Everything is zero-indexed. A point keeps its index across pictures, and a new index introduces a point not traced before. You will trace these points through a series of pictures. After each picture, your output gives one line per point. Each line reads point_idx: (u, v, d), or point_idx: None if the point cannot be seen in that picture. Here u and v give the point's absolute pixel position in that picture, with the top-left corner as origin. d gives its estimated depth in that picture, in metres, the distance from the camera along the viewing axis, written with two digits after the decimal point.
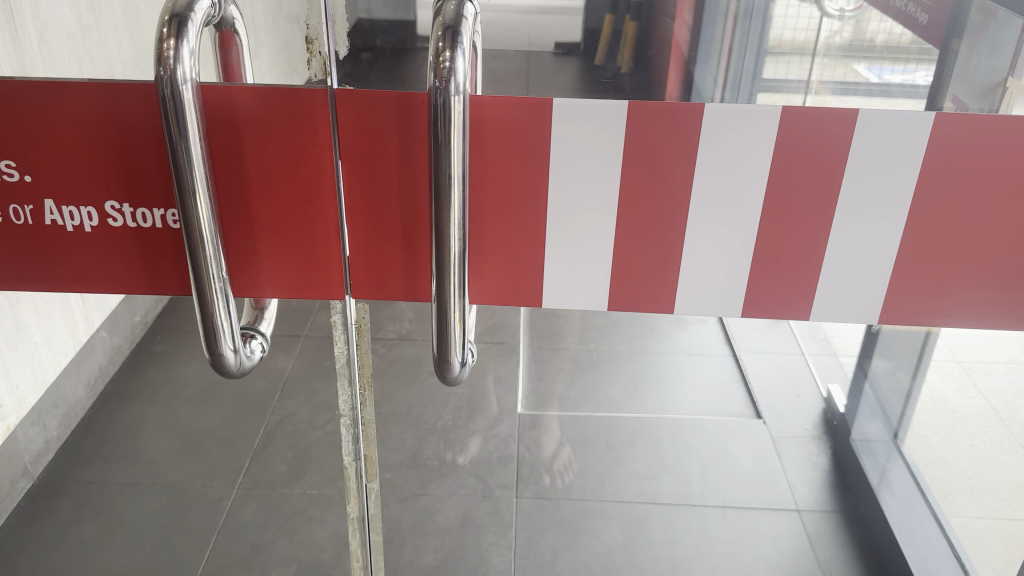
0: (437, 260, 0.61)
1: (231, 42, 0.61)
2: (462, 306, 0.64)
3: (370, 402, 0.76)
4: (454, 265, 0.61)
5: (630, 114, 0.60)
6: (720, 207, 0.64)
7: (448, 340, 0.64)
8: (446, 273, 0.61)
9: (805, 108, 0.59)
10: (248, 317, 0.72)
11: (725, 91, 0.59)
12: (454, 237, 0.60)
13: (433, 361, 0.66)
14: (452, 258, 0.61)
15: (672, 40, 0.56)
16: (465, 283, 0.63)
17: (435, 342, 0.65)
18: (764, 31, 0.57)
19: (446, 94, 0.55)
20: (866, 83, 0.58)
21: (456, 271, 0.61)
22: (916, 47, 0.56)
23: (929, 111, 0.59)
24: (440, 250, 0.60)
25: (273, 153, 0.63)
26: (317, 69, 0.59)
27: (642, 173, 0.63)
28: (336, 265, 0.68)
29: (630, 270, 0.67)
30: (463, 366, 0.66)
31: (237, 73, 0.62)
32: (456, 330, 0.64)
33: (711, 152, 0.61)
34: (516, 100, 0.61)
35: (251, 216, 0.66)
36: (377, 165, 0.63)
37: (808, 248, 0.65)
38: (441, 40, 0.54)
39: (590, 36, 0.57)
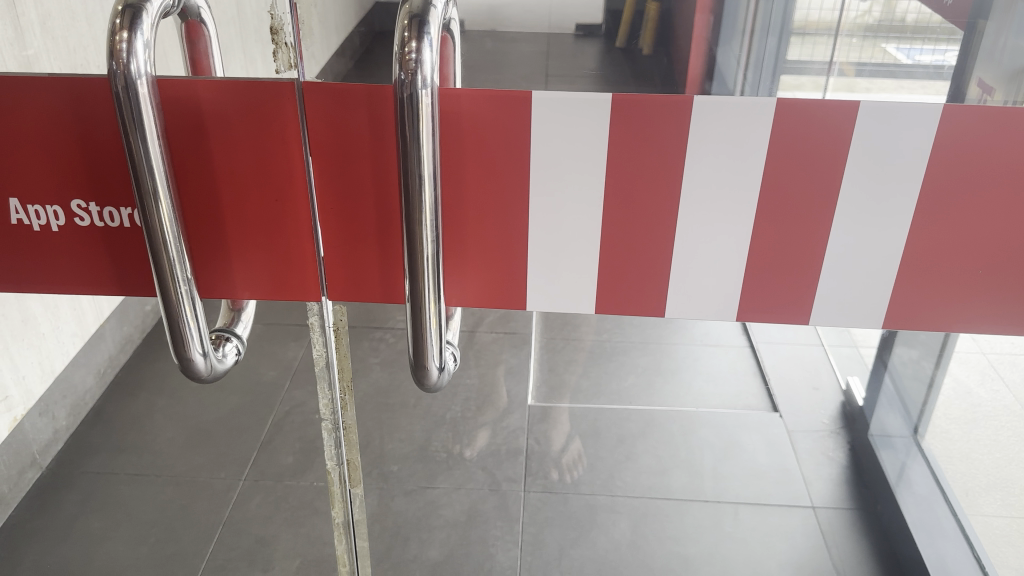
0: (410, 263, 0.58)
1: (199, 33, 0.58)
2: (440, 311, 0.61)
3: (351, 408, 0.73)
4: (428, 268, 0.58)
5: (615, 108, 0.57)
6: (710, 209, 0.60)
7: (423, 345, 0.61)
8: (419, 276, 0.58)
9: (810, 102, 0.55)
10: (225, 319, 0.69)
11: (746, 78, 0.54)
12: (427, 239, 0.57)
13: (410, 367, 0.63)
14: (426, 262, 0.58)
15: (693, 28, 0.51)
16: (441, 286, 0.60)
17: (412, 348, 0.62)
18: (788, 8, 0.50)
19: (413, 89, 0.51)
20: (895, 65, 0.52)
21: (432, 275, 0.58)
22: (945, 28, 0.51)
23: (951, 101, 0.54)
24: (411, 254, 0.57)
25: (242, 151, 0.60)
26: (285, 60, 0.56)
27: (630, 171, 0.59)
28: (311, 264, 0.65)
29: (618, 273, 0.64)
30: (443, 372, 0.63)
31: (205, 65, 0.59)
32: (433, 336, 0.61)
33: (704, 149, 0.58)
34: (496, 94, 0.57)
35: (221, 214, 0.63)
36: (350, 162, 0.60)
37: (805, 249, 0.62)
38: (406, 30, 0.51)
39: (612, 18, 0.53)
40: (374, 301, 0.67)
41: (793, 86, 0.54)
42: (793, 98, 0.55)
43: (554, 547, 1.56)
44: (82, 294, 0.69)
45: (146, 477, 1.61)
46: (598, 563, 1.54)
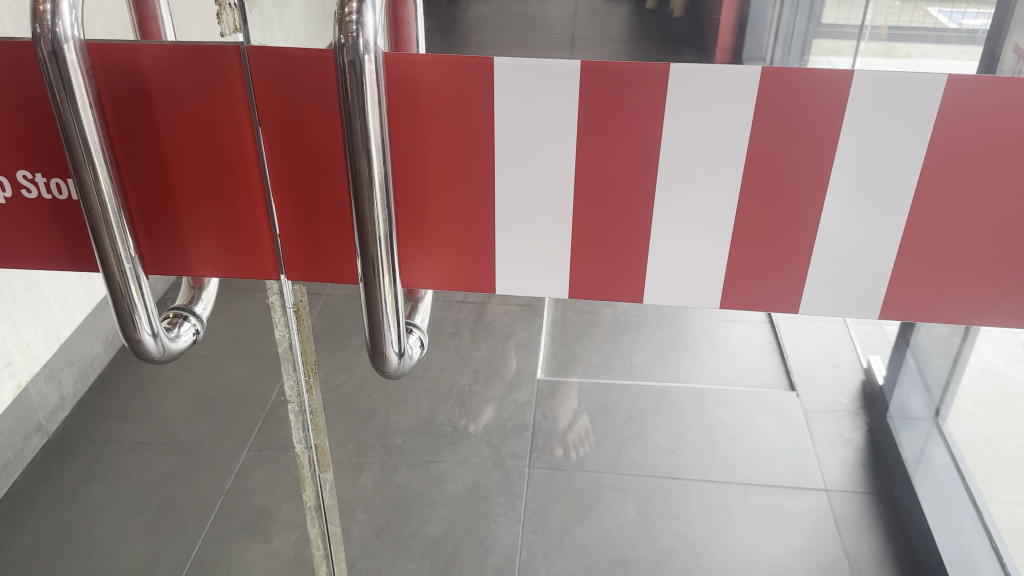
0: (362, 245, 0.54)
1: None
2: (397, 296, 0.57)
3: (316, 391, 0.70)
4: (383, 251, 0.54)
5: (584, 76, 0.52)
6: (686, 186, 0.56)
7: (379, 333, 0.58)
8: (372, 261, 0.54)
9: (828, 70, 0.50)
10: (184, 297, 0.66)
11: (779, 38, 0.51)
12: (378, 220, 0.53)
13: (367, 353, 0.59)
14: (379, 243, 0.54)
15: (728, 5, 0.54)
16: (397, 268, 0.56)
17: (368, 334, 0.58)
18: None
19: (354, 54, 0.47)
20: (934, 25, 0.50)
21: (387, 259, 0.54)
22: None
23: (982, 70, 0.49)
24: (363, 236, 0.54)
25: (189, 121, 0.56)
26: (235, 22, 0.52)
27: (604, 146, 0.55)
28: (267, 242, 0.62)
29: (595, 255, 0.60)
30: (404, 359, 0.60)
31: (154, 28, 0.56)
32: (390, 322, 0.57)
33: (683, 123, 0.53)
34: (458, 61, 0.52)
35: (172, 187, 0.60)
36: (301, 133, 0.56)
37: (797, 227, 0.56)
38: None
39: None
40: (335, 281, 0.64)
41: (829, 52, 0.51)
42: (830, 65, 0.50)
43: (556, 525, 1.43)
44: (37, 268, 0.66)
45: (151, 446, 1.61)
46: (599, 544, 1.41)
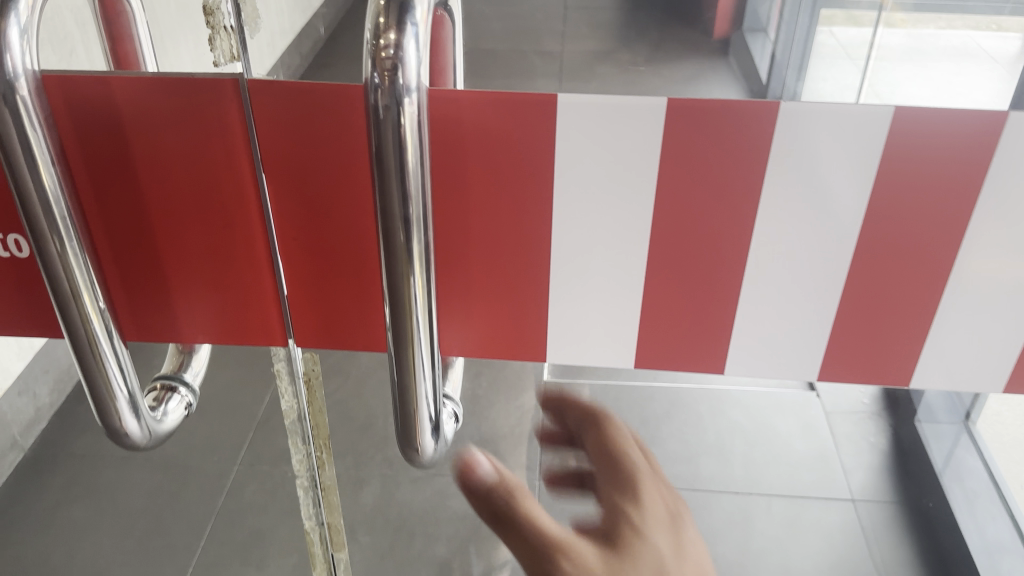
0: (393, 322, 0.44)
1: (118, 8, 0.43)
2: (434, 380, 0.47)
3: (330, 466, 0.60)
4: (417, 330, 0.44)
5: (670, 117, 0.42)
6: (785, 242, 0.46)
7: (410, 425, 0.47)
8: (406, 342, 0.44)
9: (972, 112, 0.41)
10: (171, 364, 0.56)
11: None
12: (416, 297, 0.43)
13: (397, 444, 0.49)
14: (416, 322, 0.44)
15: None
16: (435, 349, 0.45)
17: (398, 424, 0.48)
18: None
19: (392, 97, 0.37)
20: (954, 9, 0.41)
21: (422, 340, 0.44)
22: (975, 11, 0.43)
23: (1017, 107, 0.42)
24: (395, 313, 0.43)
25: (174, 168, 0.46)
26: (231, 50, 0.41)
27: (690, 200, 0.45)
28: (272, 306, 0.52)
29: (670, 322, 0.50)
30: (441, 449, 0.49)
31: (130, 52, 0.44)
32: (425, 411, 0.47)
33: (787, 176, 0.44)
34: (509, 100, 0.42)
35: (155, 242, 0.49)
36: (315, 182, 0.46)
37: (913, 293, 0.48)
38: (382, 13, 0.36)
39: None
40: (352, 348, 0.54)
41: None
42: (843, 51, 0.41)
43: None
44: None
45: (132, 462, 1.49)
46: None
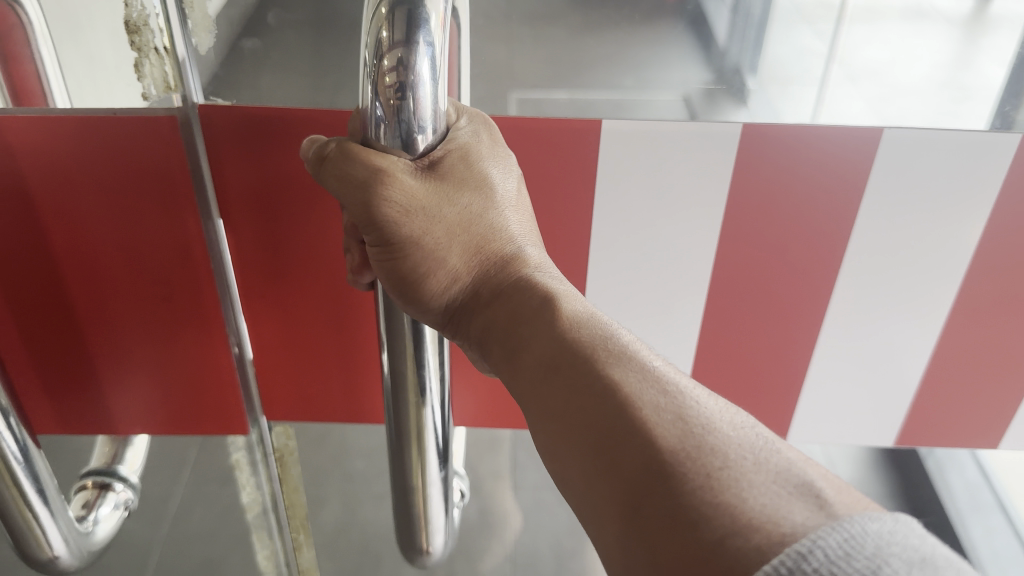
0: (391, 409, 0.32)
1: (10, 25, 0.31)
2: (445, 476, 0.34)
3: (308, 552, 0.52)
4: (430, 420, 0.32)
5: (747, 151, 0.34)
6: (871, 290, 0.38)
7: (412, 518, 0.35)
8: (412, 428, 0.32)
9: None
10: (101, 458, 0.44)
11: None
12: (428, 386, 0.31)
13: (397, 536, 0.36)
14: (427, 404, 0.31)
15: None
16: (446, 439, 0.33)
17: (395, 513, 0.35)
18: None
19: (399, 133, 0.24)
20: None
21: (432, 430, 0.32)
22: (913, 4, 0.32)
23: None
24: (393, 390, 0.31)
25: (98, 232, 0.35)
26: (169, 77, 0.31)
27: (764, 243, 0.37)
28: (230, 392, 0.42)
29: (728, 383, 0.42)
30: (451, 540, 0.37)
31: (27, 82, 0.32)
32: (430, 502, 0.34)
33: (881, 218, 0.36)
34: (543, 130, 0.33)
35: (77, 321, 0.39)
36: (287, 226, 0.37)
37: (1011, 345, 0.40)
38: (383, 17, 0.23)
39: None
40: (331, 416, 0.45)
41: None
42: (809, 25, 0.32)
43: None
44: None
45: None
46: None
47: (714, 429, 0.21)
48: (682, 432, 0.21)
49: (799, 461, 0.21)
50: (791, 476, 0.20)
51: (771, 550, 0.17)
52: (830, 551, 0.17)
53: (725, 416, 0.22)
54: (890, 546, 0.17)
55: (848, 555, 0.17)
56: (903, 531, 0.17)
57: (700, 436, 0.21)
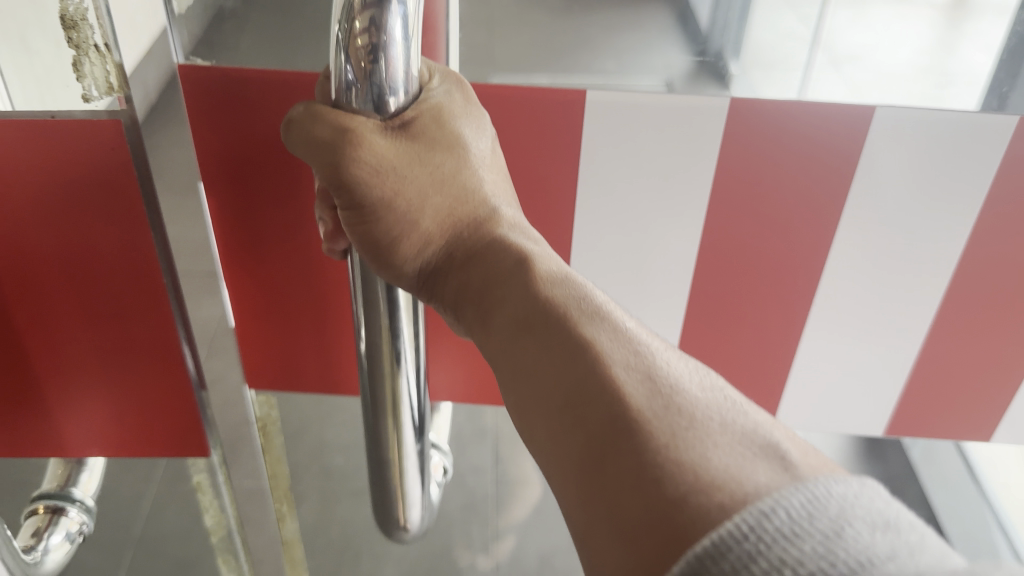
0: (364, 379, 0.30)
1: None
2: (422, 448, 0.32)
3: (291, 519, 0.47)
4: (407, 394, 0.30)
5: (734, 125, 0.32)
6: (864, 279, 0.37)
7: (389, 494, 0.32)
8: (388, 402, 0.30)
9: None
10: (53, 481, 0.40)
11: None
12: (405, 354, 0.29)
13: (375, 509, 0.33)
14: (403, 380, 0.29)
15: None
16: (424, 412, 0.31)
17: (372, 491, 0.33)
18: None
19: (374, 96, 0.23)
20: None
21: (408, 400, 0.30)
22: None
23: None
24: (370, 362, 0.29)
25: (38, 243, 0.32)
26: (111, 79, 0.28)
27: (752, 222, 0.35)
28: (188, 415, 0.39)
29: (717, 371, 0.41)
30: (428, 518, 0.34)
31: None
32: (405, 482, 0.32)
33: (874, 201, 0.34)
34: (523, 100, 0.32)
35: (17, 340, 0.35)
36: (260, 190, 0.34)
37: (1011, 338, 0.39)
38: None
39: None
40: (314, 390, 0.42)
41: None
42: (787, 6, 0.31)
43: None
44: None
45: None
46: None
47: (687, 393, 0.21)
48: (653, 390, 0.21)
49: (765, 424, 0.20)
50: (756, 438, 0.20)
51: (732, 507, 0.18)
52: (794, 511, 0.17)
53: (697, 379, 0.21)
54: (855, 508, 0.17)
55: (811, 515, 0.17)
56: (868, 495, 0.18)
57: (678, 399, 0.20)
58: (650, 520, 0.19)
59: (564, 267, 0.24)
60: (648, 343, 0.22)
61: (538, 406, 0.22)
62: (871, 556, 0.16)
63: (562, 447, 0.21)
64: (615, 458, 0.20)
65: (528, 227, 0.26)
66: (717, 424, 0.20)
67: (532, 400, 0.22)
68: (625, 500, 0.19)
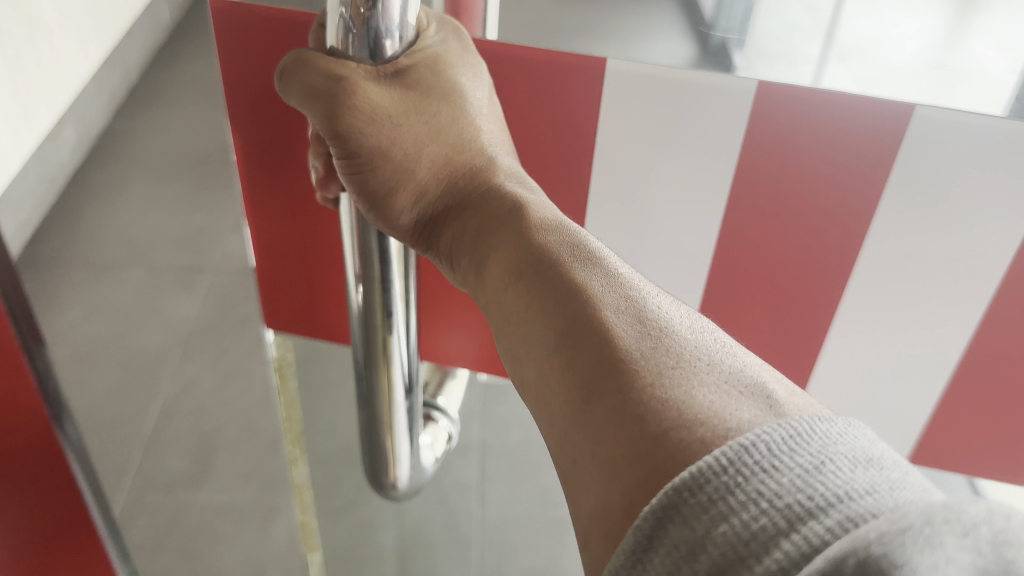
0: (359, 333, 0.30)
1: None
2: (410, 403, 0.33)
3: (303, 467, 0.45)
4: (398, 354, 0.30)
5: (757, 112, 0.30)
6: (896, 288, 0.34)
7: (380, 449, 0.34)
8: (381, 358, 0.30)
9: None
10: None
11: None
12: (398, 312, 0.29)
13: (365, 469, 0.35)
14: (396, 336, 0.30)
15: None
16: (414, 369, 0.31)
17: (364, 446, 0.34)
18: None
19: (372, 39, 0.23)
20: None
21: (400, 355, 0.30)
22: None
23: None
24: (364, 318, 0.29)
25: None
26: None
27: (774, 211, 0.33)
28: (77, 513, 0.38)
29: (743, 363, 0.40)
30: (420, 472, 0.35)
31: None
32: (398, 439, 0.33)
33: (900, 202, 0.32)
34: (543, 61, 0.31)
35: None
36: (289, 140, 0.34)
37: None
38: None
39: None
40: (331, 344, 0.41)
41: None
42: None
43: None
44: None
45: None
46: None
47: (673, 332, 0.21)
48: (641, 333, 0.21)
49: (751, 362, 0.21)
50: (742, 377, 0.20)
51: (714, 442, 0.18)
52: (779, 445, 0.18)
53: (684, 319, 0.22)
54: (836, 445, 0.18)
55: (792, 450, 0.17)
56: (853, 433, 0.18)
57: (664, 342, 0.21)
58: (637, 458, 0.19)
59: (555, 212, 0.25)
60: (637, 286, 0.23)
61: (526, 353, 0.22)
62: (847, 490, 0.16)
63: (545, 378, 0.22)
64: (598, 388, 0.20)
65: (523, 175, 0.27)
66: (705, 361, 0.20)
67: (522, 347, 0.23)
68: (603, 426, 0.20)
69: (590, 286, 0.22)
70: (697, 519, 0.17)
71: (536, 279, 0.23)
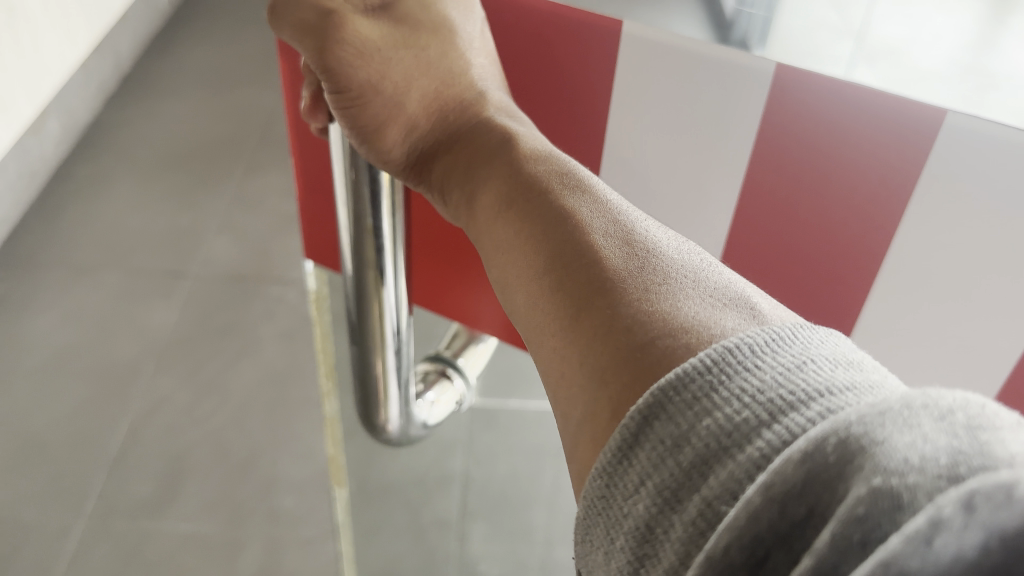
0: (352, 271, 0.31)
1: None
2: (401, 349, 0.33)
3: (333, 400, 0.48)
4: (389, 294, 0.31)
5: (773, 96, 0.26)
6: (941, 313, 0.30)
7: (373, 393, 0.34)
8: (371, 296, 0.31)
9: None
10: None
11: None
12: (387, 253, 0.29)
13: (359, 413, 0.36)
14: (386, 276, 0.30)
15: None
16: (402, 314, 0.32)
17: (358, 390, 0.35)
18: None
19: None
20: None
21: (391, 294, 0.31)
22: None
23: None
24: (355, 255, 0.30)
25: None
26: None
27: (794, 213, 0.29)
28: None
29: None
30: (411, 423, 0.36)
31: None
32: (389, 381, 0.34)
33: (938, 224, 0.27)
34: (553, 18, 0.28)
35: None
36: None
37: None
38: None
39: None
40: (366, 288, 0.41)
41: None
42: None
43: None
44: None
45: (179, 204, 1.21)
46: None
47: (659, 252, 0.22)
48: (628, 253, 0.22)
49: (737, 282, 0.21)
50: (727, 291, 0.21)
51: (697, 346, 0.18)
52: (761, 343, 0.18)
53: (672, 241, 0.23)
54: (820, 349, 0.18)
55: (775, 351, 0.18)
56: (833, 341, 0.18)
57: (649, 258, 0.22)
58: (624, 363, 0.19)
59: (542, 144, 0.27)
60: (625, 212, 0.23)
61: (515, 281, 0.23)
62: (828, 385, 0.16)
63: (533, 301, 0.22)
64: (586, 304, 0.21)
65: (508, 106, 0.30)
66: (691, 278, 0.21)
67: (510, 276, 0.23)
68: (591, 338, 0.20)
69: (578, 211, 0.23)
70: (683, 416, 0.17)
71: (524, 206, 0.24)
